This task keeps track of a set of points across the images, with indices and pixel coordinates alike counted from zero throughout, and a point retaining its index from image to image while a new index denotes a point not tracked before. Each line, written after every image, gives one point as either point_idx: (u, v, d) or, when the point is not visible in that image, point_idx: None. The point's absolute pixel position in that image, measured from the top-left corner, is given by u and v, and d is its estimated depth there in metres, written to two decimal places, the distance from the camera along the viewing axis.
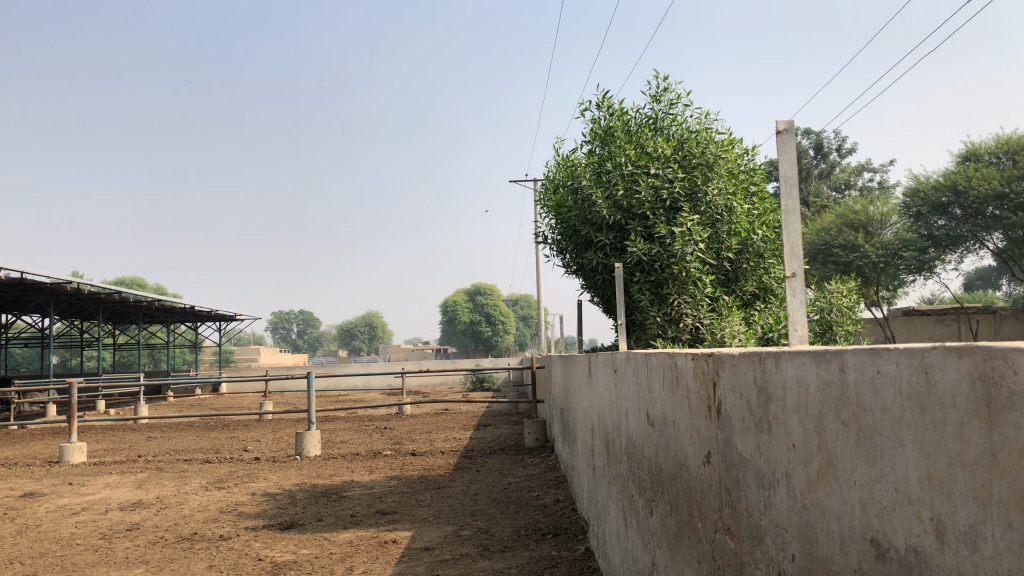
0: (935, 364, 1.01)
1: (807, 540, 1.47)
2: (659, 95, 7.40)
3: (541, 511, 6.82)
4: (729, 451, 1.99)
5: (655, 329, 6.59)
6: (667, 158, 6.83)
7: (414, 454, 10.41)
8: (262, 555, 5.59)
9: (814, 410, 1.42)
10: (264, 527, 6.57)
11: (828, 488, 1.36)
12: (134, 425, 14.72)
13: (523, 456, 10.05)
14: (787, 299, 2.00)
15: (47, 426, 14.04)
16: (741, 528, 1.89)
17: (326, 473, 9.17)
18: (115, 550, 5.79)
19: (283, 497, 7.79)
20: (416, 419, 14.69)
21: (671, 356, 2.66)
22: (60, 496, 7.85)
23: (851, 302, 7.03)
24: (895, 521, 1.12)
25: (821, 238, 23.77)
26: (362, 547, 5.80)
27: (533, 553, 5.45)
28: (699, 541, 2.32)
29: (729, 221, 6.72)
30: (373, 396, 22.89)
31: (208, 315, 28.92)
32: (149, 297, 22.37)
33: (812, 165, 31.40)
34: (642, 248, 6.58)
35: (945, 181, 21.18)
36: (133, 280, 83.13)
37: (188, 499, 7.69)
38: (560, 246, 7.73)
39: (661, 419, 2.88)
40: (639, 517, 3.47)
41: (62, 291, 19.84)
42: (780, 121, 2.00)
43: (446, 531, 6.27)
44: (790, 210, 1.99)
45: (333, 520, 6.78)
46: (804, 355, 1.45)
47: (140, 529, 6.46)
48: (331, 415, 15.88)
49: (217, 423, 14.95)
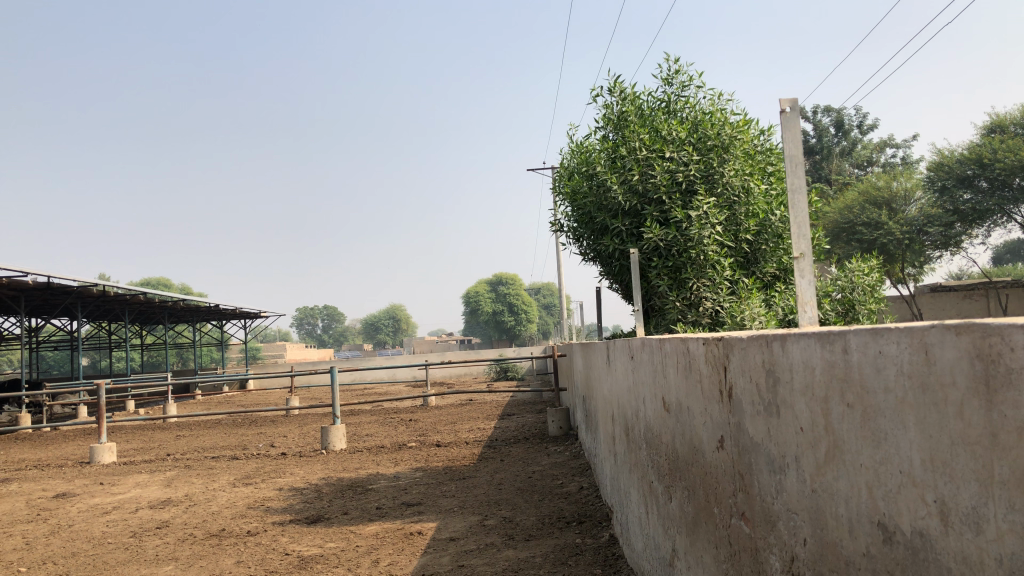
0: (933, 343, 0.98)
1: (817, 525, 1.45)
2: (671, 78, 7.35)
3: (565, 499, 6.82)
4: (740, 435, 1.97)
5: (675, 314, 6.56)
6: (682, 141, 6.77)
7: (439, 445, 10.45)
8: (289, 550, 5.64)
9: (819, 393, 1.39)
10: (291, 521, 6.62)
11: (836, 471, 1.34)
12: (163, 424, 14.89)
13: (547, 444, 10.06)
14: (795, 279, 1.96)
15: (78, 428, 14.25)
16: (755, 513, 1.87)
17: (352, 466, 9.23)
18: (145, 548, 5.86)
19: (310, 491, 7.84)
20: (441, 410, 14.72)
21: (683, 340, 2.63)
22: (92, 496, 7.97)
23: (872, 280, 6.95)
24: (900, 504, 1.10)
25: (843, 216, 23.49)
26: (387, 539, 5.83)
27: (558, 541, 5.45)
28: (716, 527, 2.30)
29: (746, 203, 6.65)
30: (399, 388, 22.94)
31: (233, 313, 29.17)
32: (174, 297, 22.58)
33: (833, 143, 30.98)
34: (659, 233, 6.53)
35: (970, 154, 20.78)
36: (159, 281, 84.11)
37: (217, 496, 7.77)
38: (577, 233, 7.69)
39: (676, 404, 2.85)
40: (659, 503, 3.45)
41: (89, 294, 20.05)
42: (783, 99, 1.98)
43: (472, 521, 6.29)
44: (796, 189, 1.96)
45: (359, 513, 6.82)
46: (809, 336, 1.43)
47: (170, 527, 6.53)
48: (356, 408, 15.97)
49: (244, 420, 15.09)
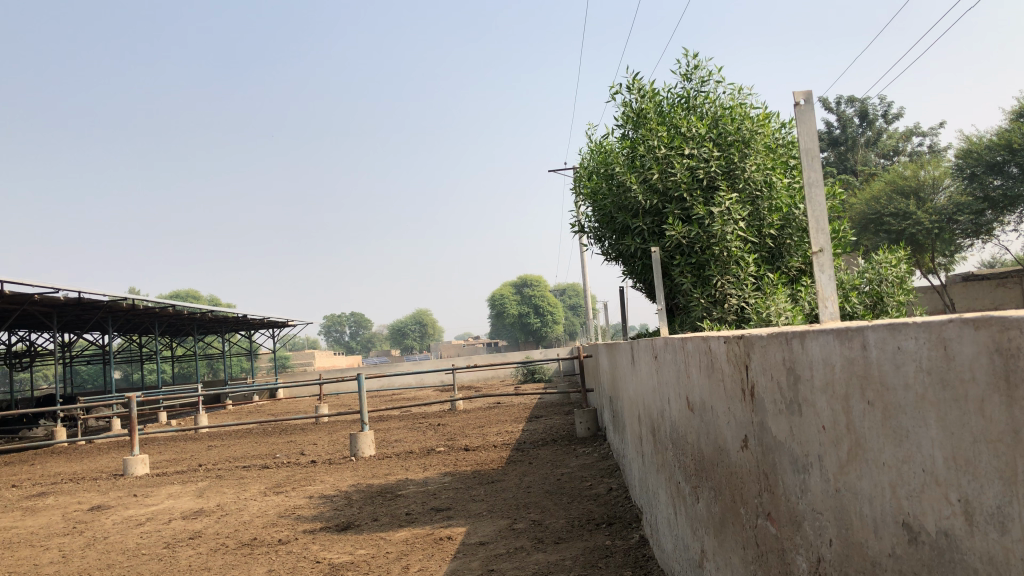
0: (951, 338, 0.95)
1: (842, 524, 1.42)
2: (689, 74, 7.29)
3: (594, 501, 6.79)
4: (764, 434, 1.94)
5: (699, 311, 6.50)
6: (702, 137, 6.71)
7: (467, 449, 10.45)
8: (320, 557, 5.66)
9: (840, 391, 1.36)
10: (322, 528, 6.65)
11: (859, 470, 1.31)
12: (195, 434, 15.03)
13: (575, 446, 10.01)
14: (815, 275, 1.93)
15: (112, 440, 14.43)
16: (780, 513, 1.84)
17: (381, 472, 9.26)
18: (178, 558, 5.91)
19: (340, 498, 7.87)
20: (469, 414, 14.73)
21: (704, 339, 2.61)
22: (126, 508, 8.06)
23: (901, 271, 6.83)
24: (925, 503, 1.07)
25: (871, 207, 23.22)
26: (418, 545, 5.84)
27: (588, 543, 5.42)
28: (743, 527, 2.26)
29: (769, 198, 6.58)
30: (427, 392, 23.00)
31: (261, 323, 29.41)
32: (203, 309, 22.81)
33: (857, 133, 30.55)
34: (681, 231, 6.49)
35: (998, 140, 20.33)
36: (188, 294, 85.07)
37: (248, 505, 7.84)
38: (598, 234, 7.67)
39: (700, 404, 2.83)
40: (687, 503, 3.42)
41: (119, 307, 20.30)
42: (798, 91, 1.94)
43: (501, 524, 6.27)
44: (813, 182, 1.93)
45: (389, 519, 6.84)
46: (827, 333, 1.40)
47: (203, 537, 6.59)
48: (385, 414, 16.04)
49: (274, 429, 15.20)
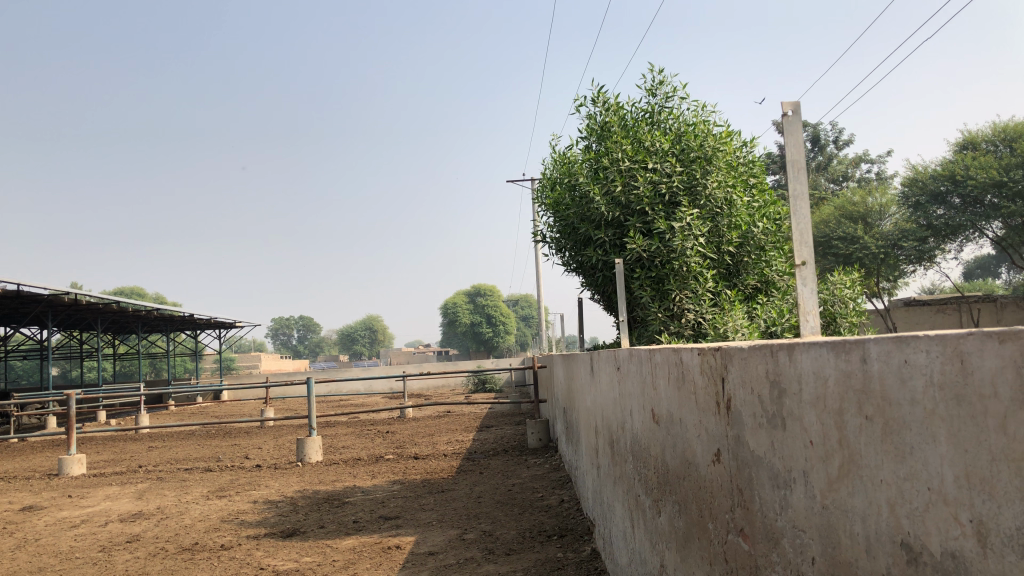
0: (971, 352, 0.92)
1: (827, 541, 1.38)
2: (654, 88, 7.32)
3: (546, 513, 6.74)
4: (740, 448, 1.90)
5: (657, 325, 6.51)
6: (665, 152, 6.73)
7: (417, 457, 10.32)
8: (264, 564, 5.49)
9: (832, 404, 1.33)
10: (266, 535, 6.46)
11: (852, 486, 1.27)
12: (135, 435, 14.58)
13: (527, 457, 9.97)
14: (797, 288, 1.92)
15: (47, 438, 13.94)
16: (756, 529, 1.80)
17: (328, 479, 9.08)
18: (114, 563, 5.68)
19: (285, 504, 7.68)
20: (418, 422, 14.60)
21: (676, 351, 2.57)
22: (59, 509, 7.75)
23: (853, 293, 6.95)
24: (928, 524, 1.03)
25: (820, 230, 23.77)
26: (365, 553, 5.70)
27: (539, 555, 5.36)
28: (710, 543, 2.23)
29: (729, 215, 6.63)
30: (376, 399, 22.75)
31: (207, 323, 28.75)
32: (149, 307, 22.22)
33: (809, 158, 31.32)
34: (642, 244, 6.48)
35: (943, 171, 21.09)
36: (134, 290, 83.00)
37: (190, 509, 7.59)
38: (559, 244, 7.64)
39: (667, 417, 2.79)
40: (646, 516, 3.38)
41: (60, 302, 19.67)
42: (785, 102, 1.93)
43: (451, 535, 6.17)
44: (798, 195, 1.91)
45: (336, 526, 6.69)
46: (820, 346, 1.37)
47: (141, 541, 6.35)
48: (332, 420, 15.80)
49: (218, 431, 14.85)
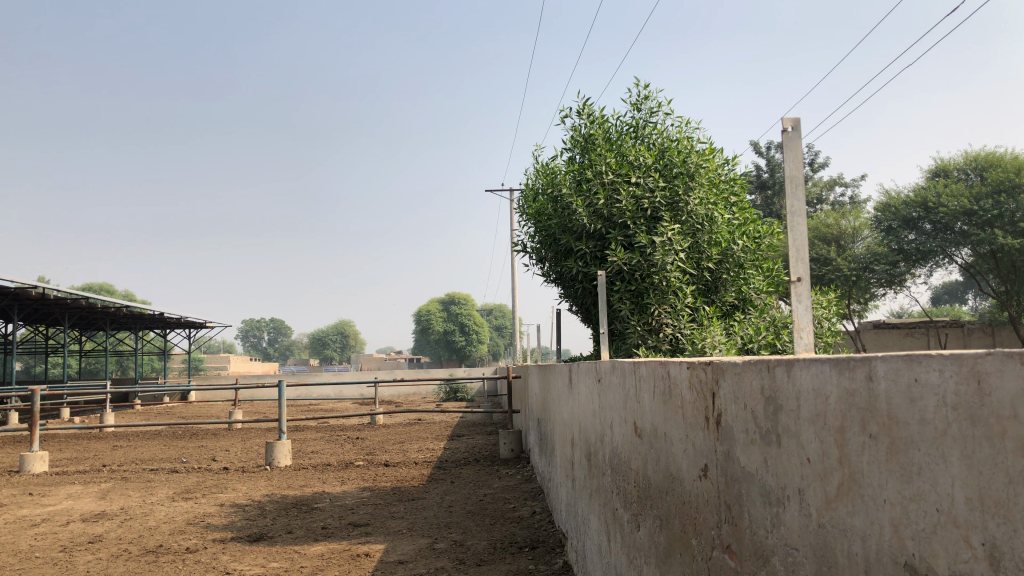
0: (990, 372, 0.92)
1: (822, 562, 1.37)
2: (639, 103, 7.35)
3: (516, 524, 6.69)
4: (729, 465, 1.89)
5: (635, 339, 6.49)
6: (648, 167, 6.75)
7: (387, 464, 10.22)
8: (229, 569, 5.39)
9: (833, 423, 1.31)
10: (232, 539, 6.35)
11: (851, 506, 1.25)
12: (99, 433, 14.33)
13: (498, 467, 9.91)
14: (792, 305, 1.92)
15: (8, 435, 13.63)
16: (743, 547, 1.79)
17: (297, 483, 8.96)
18: (75, 563, 5.54)
19: (252, 508, 7.55)
20: (389, 428, 14.49)
21: (663, 365, 2.56)
22: (19, 508, 7.57)
23: (829, 313, 7.01)
24: (936, 546, 1.02)
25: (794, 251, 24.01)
26: (333, 560, 5.61)
27: (510, 567, 5.31)
28: (694, 559, 2.21)
29: (710, 231, 6.65)
30: (346, 405, 22.59)
31: (177, 322, 28.33)
32: (118, 304, 21.89)
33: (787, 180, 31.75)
34: (623, 257, 6.47)
35: (916, 197, 21.49)
36: (102, 286, 82.12)
37: (154, 510, 7.45)
38: (540, 254, 7.62)
39: (650, 430, 2.78)
40: (624, 531, 3.35)
41: (26, 295, 19.30)
42: (785, 119, 1.94)
43: (421, 544, 6.10)
44: (795, 212, 1.93)
45: (304, 532, 6.59)
46: (821, 363, 1.36)
47: (103, 542, 6.22)
48: (302, 425, 15.60)
49: (184, 433, 14.61)
